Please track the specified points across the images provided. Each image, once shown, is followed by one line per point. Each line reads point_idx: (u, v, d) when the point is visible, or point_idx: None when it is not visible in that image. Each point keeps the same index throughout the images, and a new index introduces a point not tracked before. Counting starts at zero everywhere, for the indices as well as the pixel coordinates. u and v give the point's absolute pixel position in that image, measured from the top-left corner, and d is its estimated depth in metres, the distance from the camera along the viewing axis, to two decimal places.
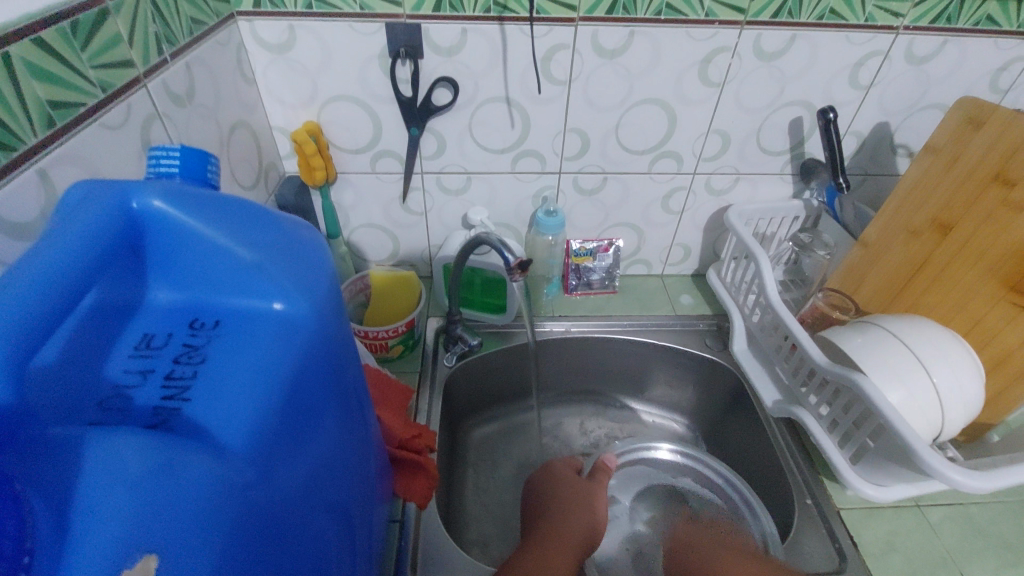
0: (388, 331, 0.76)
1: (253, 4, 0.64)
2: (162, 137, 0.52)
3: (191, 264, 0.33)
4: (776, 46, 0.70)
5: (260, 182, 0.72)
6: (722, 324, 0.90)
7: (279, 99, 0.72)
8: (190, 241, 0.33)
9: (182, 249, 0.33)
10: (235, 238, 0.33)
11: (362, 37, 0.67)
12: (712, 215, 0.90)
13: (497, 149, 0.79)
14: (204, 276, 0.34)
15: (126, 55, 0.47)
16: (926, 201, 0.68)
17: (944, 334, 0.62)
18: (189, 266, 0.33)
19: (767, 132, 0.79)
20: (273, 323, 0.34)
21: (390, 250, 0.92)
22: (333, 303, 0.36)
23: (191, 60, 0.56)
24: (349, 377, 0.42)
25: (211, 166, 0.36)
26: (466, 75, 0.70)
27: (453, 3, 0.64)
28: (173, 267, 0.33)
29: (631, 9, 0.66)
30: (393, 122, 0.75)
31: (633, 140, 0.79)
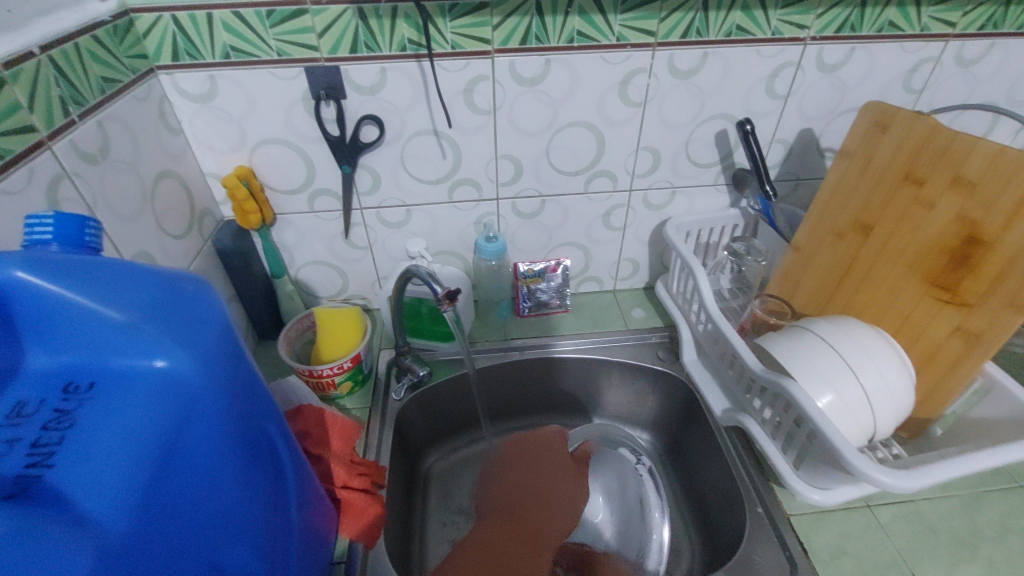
0: (333, 369, 0.75)
1: (172, 58, 0.65)
2: (74, 198, 0.52)
3: (62, 329, 0.34)
4: (690, 64, 0.72)
5: (194, 230, 0.72)
6: (673, 336, 0.90)
7: (209, 147, 0.73)
8: (59, 306, 0.33)
9: (51, 315, 0.33)
10: (104, 300, 0.33)
11: (283, 82, 0.68)
12: (654, 229, 0.91)
13: (432, 181, 0.80)
14: (78, 340, 0.34)
15: (27, 120, 0.47)
16: (847, 204, 0.70)
17: (869, 335, 0.63)
18: (61, 332, 0.34)
19: (696, 145, 0.80)
20: (151, 381, 0.34)
21: (339, 286, 0.92)
22: (220, 354, 0.37)
23: (103, 118, 0.57)
24: (257, 425, 0.42)
25: (90, 229, 0.37)
26: (391, 111, 0.72)
27: (368, 44, 0.66)
28: (44, 334, 0.34)
29: (544, 38, 0.68)
30: (325, 161, 0.76)
31: (565, 163, 0.80)
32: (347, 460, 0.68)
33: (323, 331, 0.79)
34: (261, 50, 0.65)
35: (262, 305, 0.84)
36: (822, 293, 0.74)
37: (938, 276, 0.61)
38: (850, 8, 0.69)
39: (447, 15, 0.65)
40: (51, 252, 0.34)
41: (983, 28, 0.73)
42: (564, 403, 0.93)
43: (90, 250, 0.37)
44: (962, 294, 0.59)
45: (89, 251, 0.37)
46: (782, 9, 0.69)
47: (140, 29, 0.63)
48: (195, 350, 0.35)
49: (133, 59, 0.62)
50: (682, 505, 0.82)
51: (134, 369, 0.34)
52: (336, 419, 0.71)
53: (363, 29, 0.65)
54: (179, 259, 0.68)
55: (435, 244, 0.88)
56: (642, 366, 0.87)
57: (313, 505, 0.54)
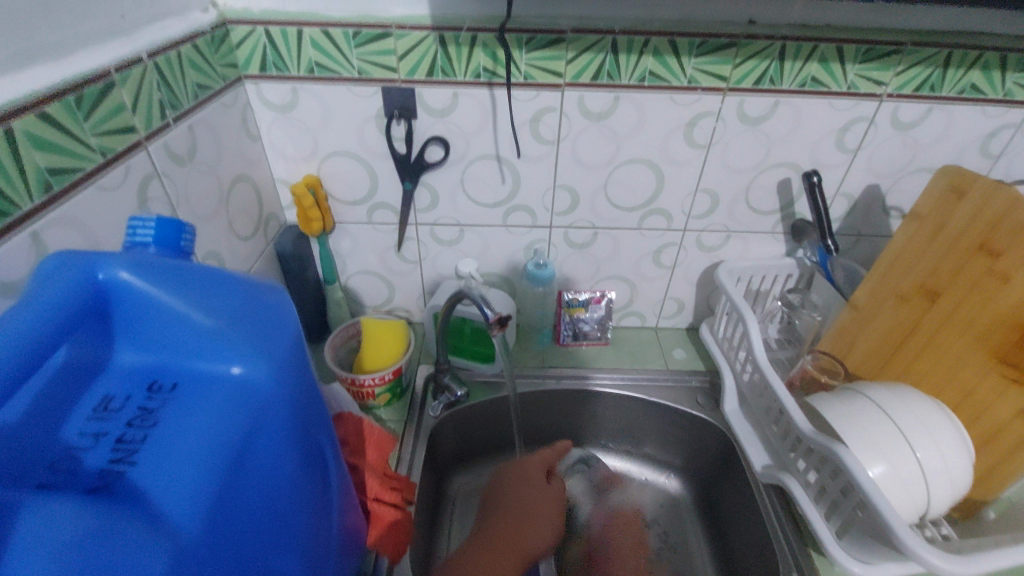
0: (374, 379, 0.76)
1: (259, 69, 0.68)
2: (160, 196, 0.55)
3: (153, 329, 0.35)
4: (760, 112, 0.72)
5: (258, 232, 0.75)
6: (715, 381, 0.88)
7: (282, 154, 0.76)
8: (152, 308, 0.35)
9: (145, 315, 0.35)
10: (194, 305, 0.35)
11: (360, 99, 0.71)
12: (703, 271, 0.90)
13: (488, 204, 0.81)
14: (165, 340, 0.35)
15: (129, 121, 0.50)
16: (911, 268, 0.68)
17: (931, 409, 0.61)
18: (151, 331, 0.35)
19: (756, 192, 0.80)
20: (228, 386, 0.35)
21: (385, 297, 0.93)
22: (290, 364, 0.38)
23: (193, 122, 0.60)
24: (314, 435, 0.43)
25: (185, 235, 0.39)
26: (458, 135, 0.74)
27: (445, 70, 0.68)
28: (136, 330, 0.35)
29: (616, 75, 0.68)
30: (388, 176, 0.78)
31: (621, 197, 0.80)
32: (380, 472, 0.69)
33: (369, 341, 0.80)
34: (343, 67, 0.68)
35: (312, 308, 0.86)
36: (878, 356, 0.72)
37: (1008, 353, 0.59)
38: (931, 68, 0.68)
39: (523, 47, 0.66)
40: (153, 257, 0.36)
41: None
42: (594, 436, 0.92)
43: (184, 255, 0.39)
44: None
45: (183, 255, 0.39)
46: (860, 64, 0.68)
47: (234, 40, 0.66)
48: (272, 359, 0.36)
49: (225, 67, 0.65)
50: (710, 559, 0.80)
51: (212, 372, 0.36)
52: (374, 432, 0.72)
53: (441, 55, 0.67)
54: (243, 259, 0.71)
55: (483, 265, 0.88)
56: (679, 409, 0.86)
57: (349, 516, 0.54)
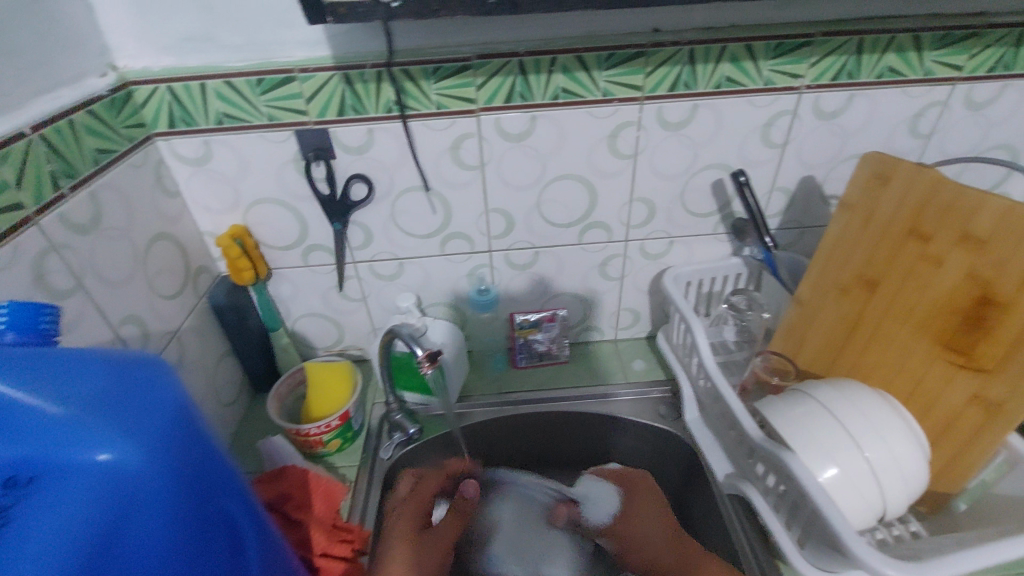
0: (320, 427, 0.74)
1: (168, 126, 0.68)
2: (61, 270, 0.53)
3: (5, 423, 0.34)
4: (680, 116, 0.71)
5: (187, 288, 0.73)
6: (676, 390, 0.86)
7: (205, 206, 0.75)
8: (1, 401, 0.34)
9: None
10: (46, 395, 0.34)
11: (275, 145, 0.70)
12: (653, 279, 0.88)
13: (423, 235, 0.79)
14: (21, 433, 0.34)
15: (15, 198, 0.49)
16: (848, 259, 0.66)
17: (873, 403, 0.59)
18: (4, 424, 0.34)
19: (691, 195, 0.78)
20: (93, 475, 0.34)
21: (335, 337, 0.91)
22: (170, 439, 0.36)
23: (95, 188, 0.59)
24: (218, 507, 0.40)
25: (45, 315, 0.38)
26: (380, 170, 0.73)
27: (355, 107, 0.67)
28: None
29: (528, 95, 0.68)
30: (317, 218, 0.76)
31: (556, 215, 0.79)
32: (329, 524, 0.67)
33: (314, 387, 0.78)
34: (252, 115, 0.67)
35: (257, 358, 0.84)
36: (829, 351, 0.70)
37: (951, 338, 0.57)
38: (845, 56, 0.68)
39: (431, 77, 0.65)
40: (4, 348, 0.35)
41: (992, 70, 0.70)
42: (561, 456, 0.89)
43: (47, 337, 0.38)
44: (978, 358, 0.55)
45: (46, 337, 0.38)
46: (773, 59, 0.67)
47: (138, 100, 0.65)
48: (139, 439, 0.35)
49: (130, 128, 0.64)
50: None
51: (75, 461, 0.34)
52: (321, 481, 0.70)
53: (349, 93, 0.66)
54: (171, 319, 0.69)
55: (429, 296, 0.87)
56: (640, 422, 0.84)
57: None
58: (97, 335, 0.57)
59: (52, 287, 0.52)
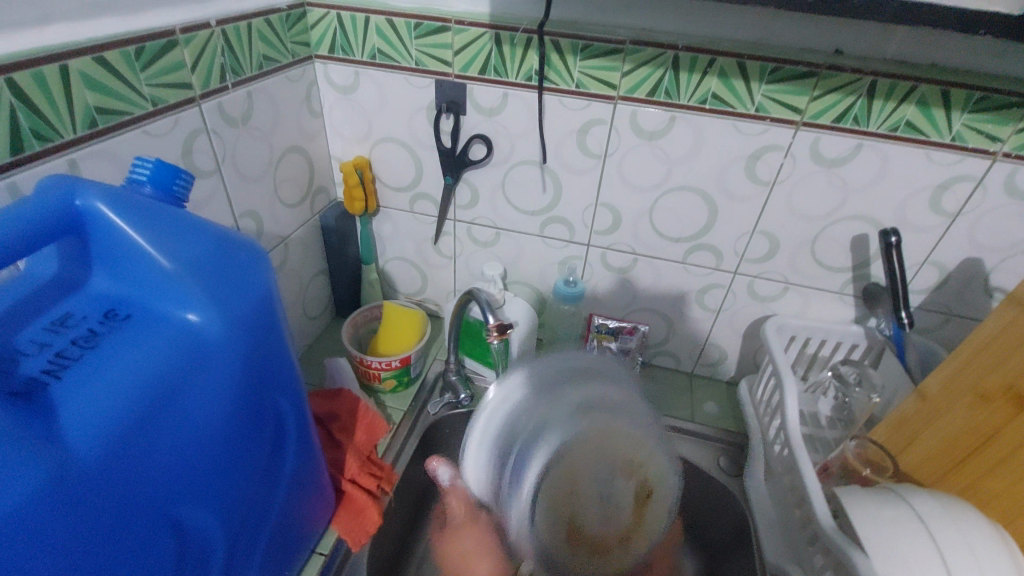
0: (381, 363, 0.76)
1: (328, 50, 0.72)
2: (206, 152, 0.59)
3: (124, 263, 0.38)
4: (837, 153, 0.64)
5: (305, 202, 0.78)
6: (744, 446, 0.79)
7: (339, 132, 0.79)
8: (127, 244, 0.37)
9: (118, 248, 0.38)
10: (161, 248, 0.37)
11: (414, 90, 0.72)
12: (752, 322, 0.80)
13: (527, 211, 0.79)
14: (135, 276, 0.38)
15: (186, 78, 0.55)
16: (1002, 361, 0.55)
17: (984, 535, 0.50)
18: (124, 264, 0.38)
19: (823, 244, 0.70)
20: (181, 333, 0.37)
21: (418, 288, 0.94)
22: (250, 326, 0.39)
23: (253, 89, 0.64)
24: (268, 397, 0.43)
25: (180, 180, 0.42)
26: (504, 136, 0.72)
27: (497, 68, 0.67)
28: (112, 261, 0.38)
29: (673, 94, 0.64)
30: (433, 169, 0.78)
31: (667, 226, 0.74)
32: (363, 455, 0.69)
33: (388, 325, 0.81)
34: (402, 56, 0.70)
35: (346, 285, 0.89)
36: (940, 461, 0.59)
37: None
38: None
39: (578, 54, 0.64)
40: (139, 197, 0.39)
41: None
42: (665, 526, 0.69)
43: (176, 200, 0.42)
44: None
45: (175, 200, 0.42)
46: (969, 113, 0.58)
47: (310, 21, 0.71)
48: (225, 312, 0.38)
49: (296, 44, 0.70)
50: None
51: (170, 314, 0.38)
52: (367, 413, 0.73)
53: (495, 54, 0.66)
54: (283, 225, 0.74)
55: (515, 273, 0.86)
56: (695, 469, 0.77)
57: (309, 488, 0.54)
58: (220, 219, 0.63)
59: (196, 164, 0.58)
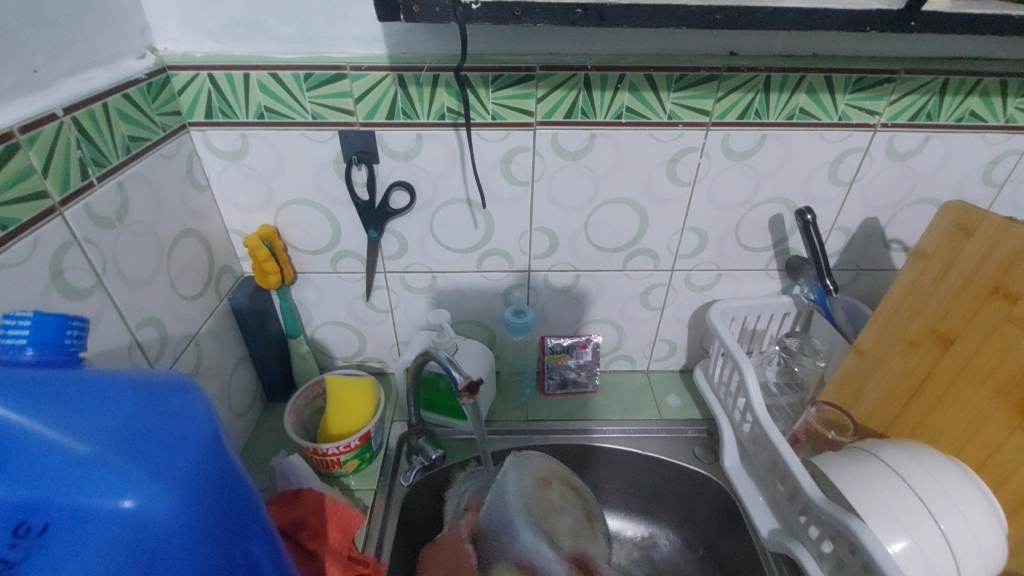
0: (339, 448, 0.69)
1: (205, 116, 0.63)
2: (81, 266, 0.48)
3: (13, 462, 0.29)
4: (746, 145, 0.67)
5: (209, 289, 0.68)
6: (713, 431, 0.82)
7: (234, 203, 0.70)
8: (13, 435, 0.29)
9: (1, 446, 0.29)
10: (67, 432, 0.29)
11: (316, 144, 0.65)
12: (695, 311, 0.84)
13: (461, 249, 0.75)
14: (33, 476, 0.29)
15: (40, 186, 0.44)
16: (920, 312, 0.63)
17: (949, 472, 0.56)
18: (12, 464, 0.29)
19: (747, 229, 0.75)
20: (117, 528, 0.29)
21: (355, 348, 0.86)
22: (202, 482, 0.32)
23: (123, 179, 0.54)
24: (243, 552, 0.36)
25: (72, 328, 0.33)
26: (424, 178, 0.68)
27: (406, 111, 0.63)
28: None
29: (591, 112, 0.64)
30: (352, 224, 0.72)
31: (603, 239, 0.75)
32: (344, 556, 0.62)
33: (333, 402, 0.73)
34: (295, 111, 0.63)
35: (273, 366, 0.79)
36: (889, 408, 0.66)
37: None
38: (928, 95, 0.64)
39: (490, 85, 0.62)
40: (17, 369, 0.30)
41: None
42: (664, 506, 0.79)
43: (69, 353, 0.33)
44: None
45: (68, 353, 0.33)
46: (851, 93, 0.64)
47: (176, 86, 0.61)
48: (173, 484, 0.30)
49: (165, 115, 0.60)
50: None
51: (98, 509, 0.29)
52: (337, 506, 0.65)
53: (402, 96, 0.62)
54: (191, 321, 0.64)
55: (458, 313, 0.82)
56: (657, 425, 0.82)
57: None
58: (115, 340, 0.52)
59: (72, 284, 0.47)
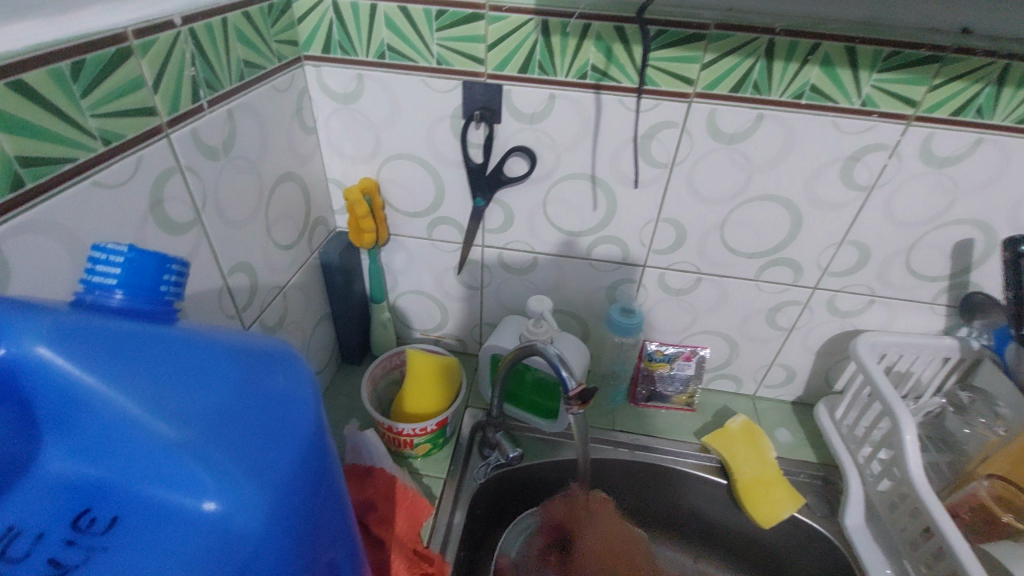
0: (415, 429, 0.64)
1: (322, 50, 0.57)
2: (181, 197, 0.43)
3: (91, 432, 0.24)
4: (952, 150, 0.54)
5: (302, 239, 0.63)
6: (830, 479, 0.70)
7: (338, 150, 0.65)
8: (93, 403, 0.24)
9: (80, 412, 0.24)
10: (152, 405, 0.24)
11: (436, 95, 0.58)
12: (830, 339, 0.71)
13: (573, 232, 0.66)
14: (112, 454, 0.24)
15: (148, 102, 0.39)
16: None
17: None
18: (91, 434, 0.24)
19: (922, 253, 0.62)
20: (196, 530, 0.24)
21: (437, 322, 0.80)
22: (298, 489, 0.25)
23: (234, 107, 0.48)
24: (328, 561, 0.29)
25: (169, 273, 0.28)
26: (547, 145, 0.60)
27: (544, 65, 0.54)
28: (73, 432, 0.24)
29: (764, 88, 0.53)
30: (458, 188, 0.65)
31: (741, 241, 0.64)
32: (410, 549, 0.56)
33: (410, 378, 0.67)
34: (420, 54, 0.56)
35: (353, 329, 0.75)
36: None
37: None
38: None
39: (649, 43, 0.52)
40: (103, 321, 0.25)
41: None
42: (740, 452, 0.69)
43: (163, 303, 0.28)
44: None
45: (161, 303, 0.28)
46: None
47: (296, 12, 0.55)
48: (265, 486, 0.24)
49: (282, 44, 0.54)
50: None
51: (177, 503, 0.24)
52: (408, 493, 0.60)
53: (542, 47, 0.53)
54: (281, 272, 0.59)
55: (555, 301, 0.74)
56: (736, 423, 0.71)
57: None
58: (207, 283, 0.47)
59: (170, 217, 0.42)
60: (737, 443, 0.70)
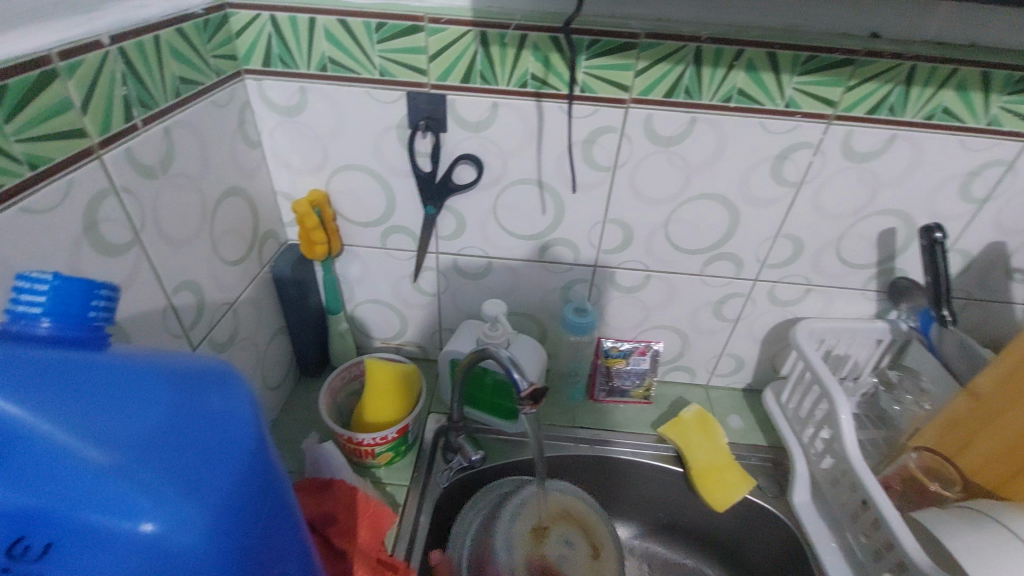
0: (376, 438, 0.64)
1: (262, 63, 0.57)
2: (118, 218, 0.43)
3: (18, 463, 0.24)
4: (870, 147, 0.58)
5: (251, 254, 0.63)
6: (779, 460, 0.74)
7: (285, 163, 0.64)
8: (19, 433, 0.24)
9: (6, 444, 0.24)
10: (82, 432, 0.24)
11: (381, 106, 0.59)
12: (774, 327, 0.75)
13: (524, 235, 0.68)
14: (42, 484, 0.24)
15: (77, 123, 0.39)
16: None
17: None
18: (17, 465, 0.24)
19: (850, 243, 0.66)
20: (134, 551, 0.24)
21: (396, 330, 0.80)
22: (239, 504, 0.26)
23: (171, 125, 0.48)
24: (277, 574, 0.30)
25: (98, 299, 0.28)
26: (493, 152, 0.61)
27: (485, 75, 0.56)
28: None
29: (695, 93, 0.55)
30: (408, 196, 0.65)
31: (684, 239, 0.67)
32: (373, 557, 0.56)
33: (369, 388, 0.67)
34: (362, 66, 0.56)
35: (310, 341, 0.74)
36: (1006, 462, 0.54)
37: None
38: None
39: (584, 51, 0.54)
40: (28, 351, 0.25)
41: None
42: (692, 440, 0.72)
43: (93, 329, 0.28)
44: None
45: (91, 329, 0.28)
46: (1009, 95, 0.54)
47: (234, 27, 0.55)
48: (204, 503, 0.25)
49: (220, 58, 0.54)
50: None
51: (113, 527, 0.24)
52: (369, 502, 0.60)
53: (482, 57, 0.55)
54: (230, 288, 0.59)
55: (511, 304, 0.75)
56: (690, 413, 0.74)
57: None
58: (149, 303, 0.47)
59: (107, 239, 0.42)
60: (691, 432, 0.72)
